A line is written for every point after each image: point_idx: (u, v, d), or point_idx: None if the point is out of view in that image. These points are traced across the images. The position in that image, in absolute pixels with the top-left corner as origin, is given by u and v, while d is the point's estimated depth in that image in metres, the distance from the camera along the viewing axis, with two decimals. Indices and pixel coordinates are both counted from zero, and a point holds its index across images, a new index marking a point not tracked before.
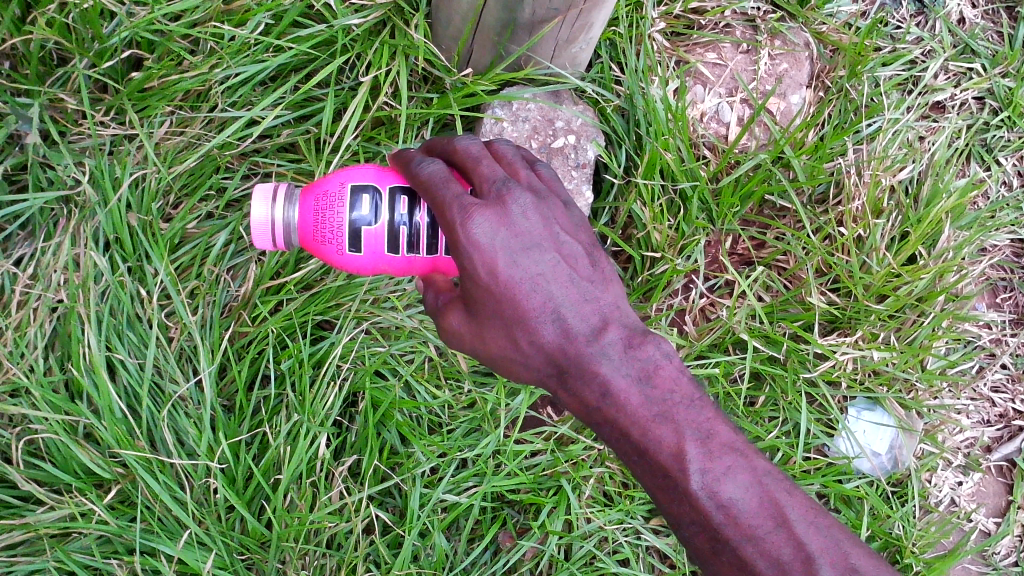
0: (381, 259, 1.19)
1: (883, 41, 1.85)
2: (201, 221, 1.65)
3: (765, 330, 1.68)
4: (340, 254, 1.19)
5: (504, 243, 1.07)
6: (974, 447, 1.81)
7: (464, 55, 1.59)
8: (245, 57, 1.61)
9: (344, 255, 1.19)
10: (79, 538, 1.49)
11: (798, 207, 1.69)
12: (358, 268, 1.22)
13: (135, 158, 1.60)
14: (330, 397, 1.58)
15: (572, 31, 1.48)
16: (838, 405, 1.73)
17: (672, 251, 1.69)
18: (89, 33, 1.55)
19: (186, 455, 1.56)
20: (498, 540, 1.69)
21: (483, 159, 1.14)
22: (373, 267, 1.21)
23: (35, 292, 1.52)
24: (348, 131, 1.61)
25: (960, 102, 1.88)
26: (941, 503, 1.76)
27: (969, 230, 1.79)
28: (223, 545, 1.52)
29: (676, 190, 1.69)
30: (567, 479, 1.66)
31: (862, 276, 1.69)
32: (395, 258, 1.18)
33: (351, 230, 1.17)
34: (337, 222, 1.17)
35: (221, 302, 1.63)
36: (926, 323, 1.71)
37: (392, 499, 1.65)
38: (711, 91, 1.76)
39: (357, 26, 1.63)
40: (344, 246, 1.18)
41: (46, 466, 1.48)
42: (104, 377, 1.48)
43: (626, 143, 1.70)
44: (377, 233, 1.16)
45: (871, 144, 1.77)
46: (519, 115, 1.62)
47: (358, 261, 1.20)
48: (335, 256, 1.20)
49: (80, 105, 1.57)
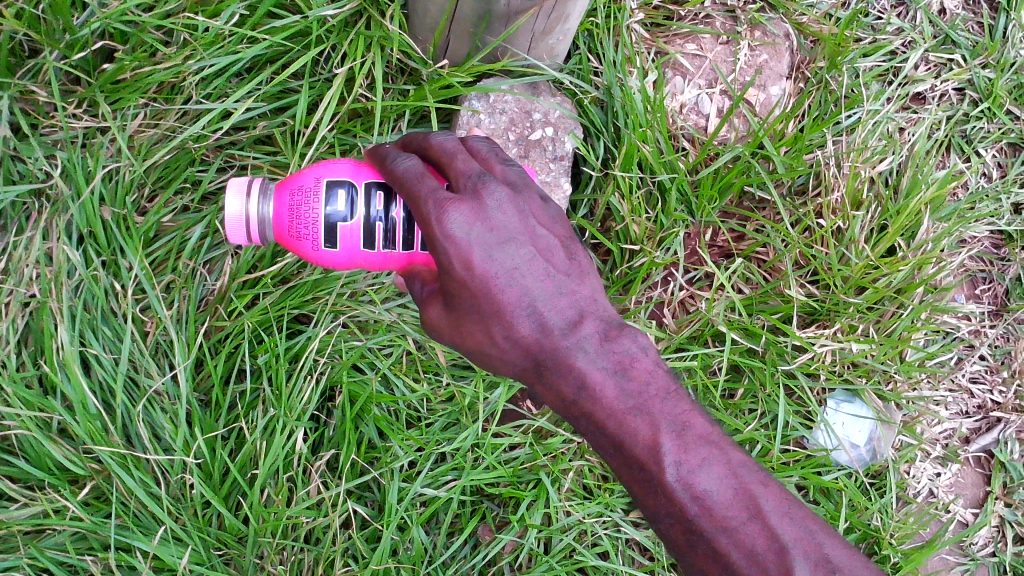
0: (357, 255, 1.17)
1: (863, 32, 1.85)
2: (176, 214, 1.64)
3: (744, 322, 1.67)
4: (315, 249, 1.18)
5: (480, 237, 1.06)
6: (953, 438, 1.81)
7: (440, 46, 1.57)
8: (219, 48, 1.58)
9: (320, 251, 1.18)
10: (53, 535, 1.48)
11: (776, 199, 1.68)
12: (333, 264, 1.20)
13: (109, 151, 1.58)
14: (306, 391, 1.57)
15: (549, 22, 1.47)
16: (818, 397, 1.73)
17: (651, 244, 1.68)
18: (59, 23, 1.52)
19: (162, 450, 1.55)
20: (477, 534, 1.69)
21: (458, 153, 1.12)
22: (349, 263, 1.19)
23: (7, 287, 1.50)
24: (323, 123, 1.59)
25: (941, 93, 1.88)
26: (919, 494, 1.77)
27: (948, 222, 1.78)
28: (200, 540, 1.52)
29: (654, 182, 1.68)
30: (546, 473, 1.65)
31: (840, 269, 1.69)
32: (372, 253, 1.17)
33: (326, 226, 1.15)
34: (312, 217, 1.16)
35: (196, 296, 1.62)
36: (904, 315, 1.71)
37: (370, 493, 1.64)
38: (690, 82, 1.75)
39: (332, 17, 1.60)
40: (320, 241, 1.16)
41: (19, 463, 1.46)
42: (78, 372, 1.47)
43: (604, 135, 1.69)
44: (352, 228, 1.15)
45: (851, 136, 1.77)
46: (496, 107, 1.61)
47: (334, 257, 1.18)
48: (310, 251, 1.18)
49: (51, 97, 1.55)
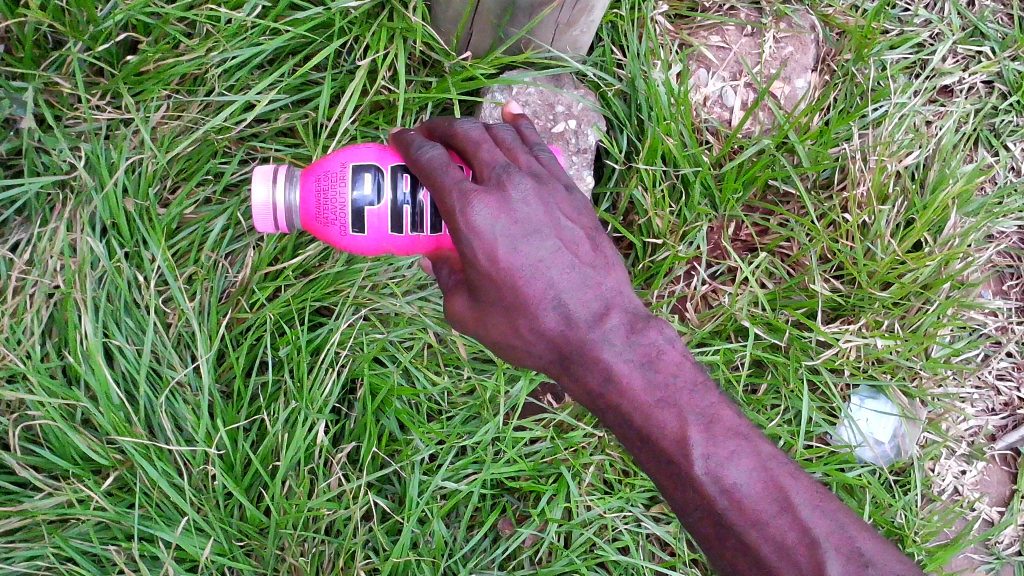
0: (385, 239, 1.16)
1: (890, 24, 1.83)
2: (199, 206, 1.64)
3: (768, 317, 1.66)
4: (339, 233, 1.17)
5: (504, 230, 1.05)
6: (978, 436, 1.79)
7: (463, 38, 1.56)
8: (241, 40, 1.59)
9: (348, 236, 1.17)
10: (77, 525, 1.49)
11: (802, 193, 1.67)
12: (360, 249, 1.19)
13: (132, 142, 1.59)
14: (328, 383, 1.58)
15: (572, 14, 1.45)
16: (842, 393, 1.70)
17: (674, 238, 1.66)
18: (83, 15, 1.52)
19: (185, 442, 1.56)
20: (497, 527, 1.68)
21: (484, 143, 1.12)
22: (377, 248, 1.18)
23: (32, 278, 1.51)
24: (346, 115, 1.60)
25: (968, 86, 1.86)
26: (944, 492, 1.75)
27: (975, 217, 1.75)
28: (221, 531, 1.52)
29: (678, 175, 1.66)
30: (567, 467, 1.65)
31: (866, 264, 1.66)
32: (396, 238, 1.16)
33: (353, 211, 1.15)
34: (340, 202, 1.15)
35: (219, 288, 1.62)
36: (931, 311, 1.68)
37: (391, 486, 1.63)
38: (714, 75, 1.73)
39: (354, 8, 1.60)
40: (348, 226, 1.16)
41: (44, 452, 1.47)
42: (101, 363, 1.48)
43: (628, 128, 1.67)
44: (380, 213, 1.14)
45: (877, 129, 1.75)
46: (519, 99, 1.60)
47: (362, 242, 1.18)
48: (338, 237, 1.18)
49: (76, 89, 1.56)
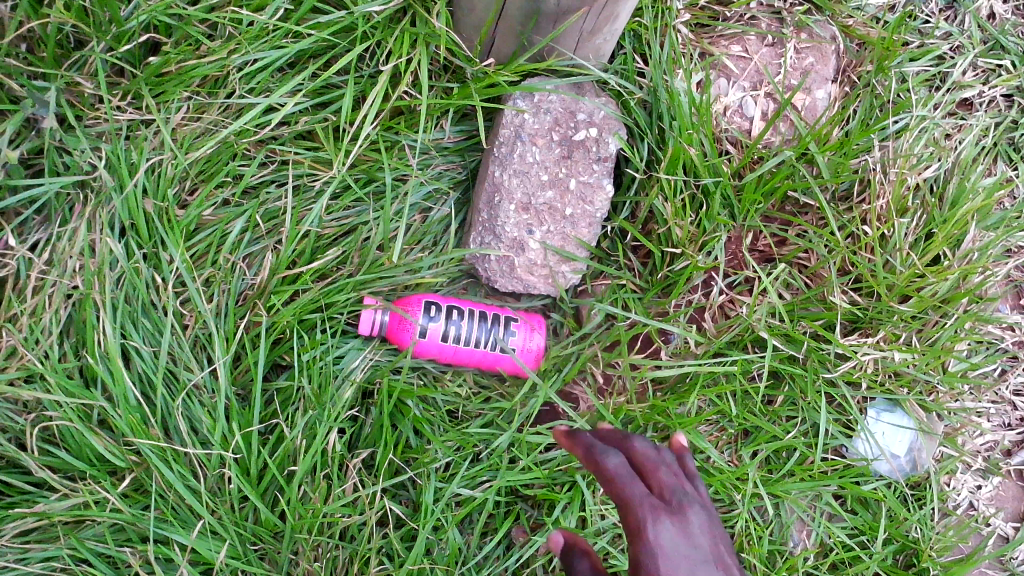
0: (466, 357, 1.63)
1: (911, 36, 1.82)
2: (217, 208, 1.64)
3: (786, 328, 1.66)
4: (425, 356, 1.63)
5: (686, 556, 0.99)
6: (994, 450, 1.77)
7: (485, 44, 1.57)
8: (264, 42, 1.59)
9: (435, 351, 1.61)
10: (93, 526, 1.49)
11: (821, 203, 1.66)
12: (447, 358, 1.63)
13: (152, 143, 1.58)
14: (346, 392, 1.58)
15: (597, 22, 1.45)
16: (858, 406, 1.70)
17: (693, 248, 1.66)
18: (106, 15, 1.52)
19: (200, 444, 1.55)
20: (511, 535, 1.68)
21: (664, 465, 1.09)
22: (460, 359, 1.64)
23: (51, 278, 1.50)
24: (368, 121, 1.61)
25: (988, 99, 1.85)
26: (958, 506, 1.74)
27: (996, 231, 1.74)
28: (236, 534, 1.53)
29: (698, 185, 1.66)
30: (582, 475, 1.64)
31: (885, 276, 1.66)
32: (466, 355, 1.62)
33: (445, 338, 1.60)
34: (436, 332, 1.59)
35: (236, 290, 1.61)
36: (949, 324, 1.67)
37: (405, 492, 1.64)
38: (734, 85, 1.73)
39: (377, 13, 1.59)
40: (436, 346, 1.61)
41: (61, 454, 1.47)
42: (119, 364, 1.48)
43: (648, 136, 1.67)
44: (467, 343, 1.60)
45: (897, 142, 1.74)
46: (541, 107, 1.59)
47: (449, 354, 1.63)
48: (429, 351, 1.62)
49: (98, 89, 1.55)
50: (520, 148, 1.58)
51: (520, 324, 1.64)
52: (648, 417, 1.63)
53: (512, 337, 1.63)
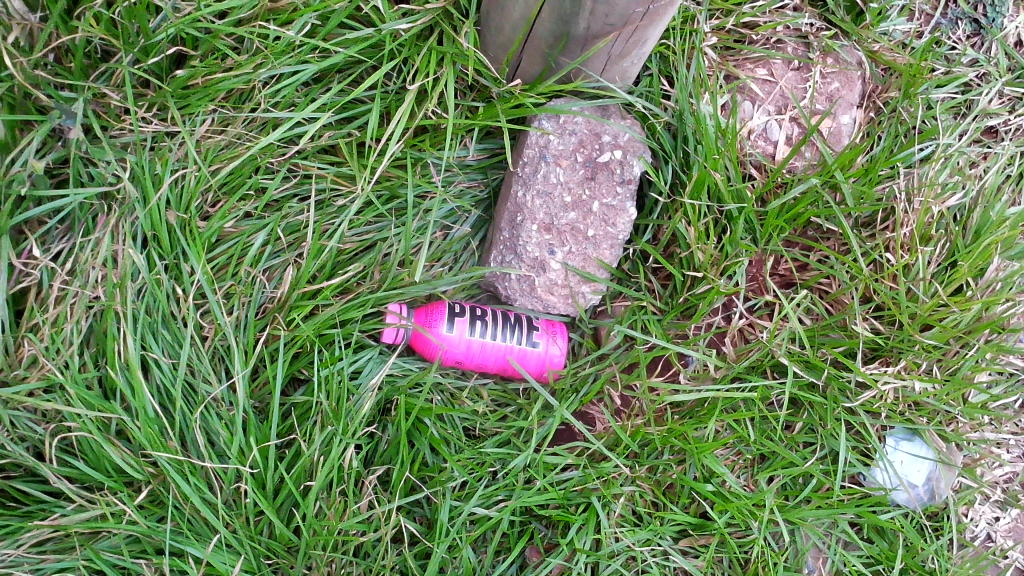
0: (491, 361, 1.63)
1: (938, 63, 1.82)
2: (239, 221, 1.64)
3: (807, 355, 1.65)
4: (447, 357, 1.62)
5: None
6: (1013, 482, 1.76)
7: (512, 65, 1.59)
8: (289, 57, 1.59)
9: (461, 356, 1.62)
10: (108, 537, 1.49)
11: (845, 230, 1.66)
12: (472, 365, 1.64)
13: (177, 155, 1.58)
14: (363, 407, 1.56)
15: (626, 46, 1.46)
16: (877, 434, 1.69)
17: (715, 272, 1.65)
18: (135, 27, 1.53)
19: (217, 457, 1.55)
20: (525, 555, 1.67)
21: None
22: (484, 365, 1.64)
23: (73, 289, 1.51)
24: (394, 138, 1.60)
25: (1015, 127, 1.84)
26: (976, 538, 1.73)
27: (1020, 261, 1.72)
28: (250, 548, 1.52)
29: (721, 210, 1.66)
30: (598, 497, 1.62)
31: (908, 305, 1.65)
32: (490, 354, 1.62)
33: (471, 342, 1.60)
34: (462, 337, 1.60)
35: (256, 303, 1.60)
36: (970, 354, 1.66)
37: (420, 509, 1.63)
38: (759, 108, 1.72)
39: (405, 31, 1.61)
40: (462, 351, 1.61)
41: (79, 465, 1.47)
42: (138, 376, 1.48)
43: (672, 159, 1.67)
44: (493, 346, 1.61)
45: (922, 169, 1.73)
46: (566, 129, 1.59)
47: (474, 361, 1.63)
48: (454, 357, 1.62)
49: (124, 101, 1.55)
50: (545, 168, 1.59)
51: (542, 329, 1.66)
52: (665, 439, 1.62)
53: (536, 339, 1.64)
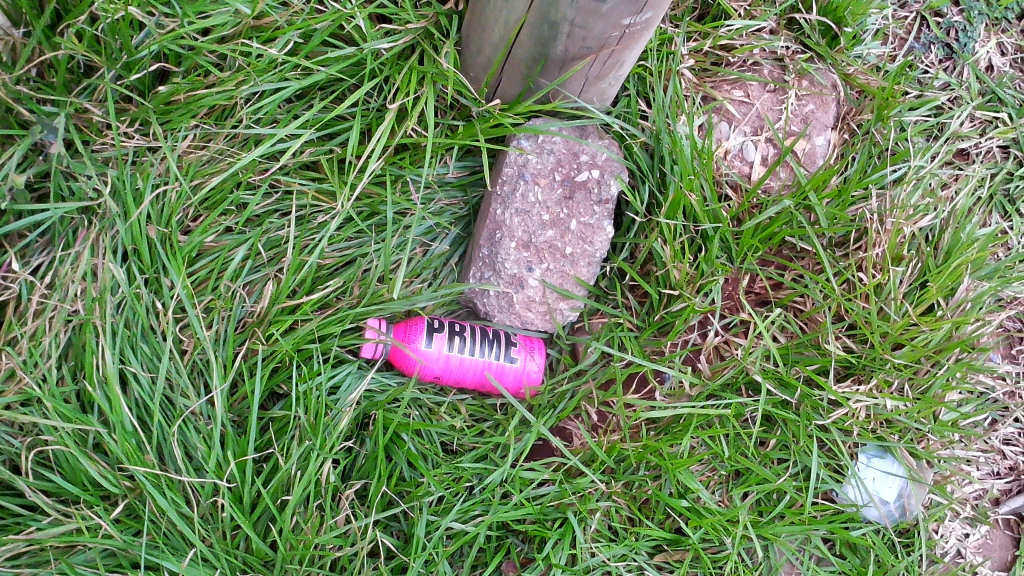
0: (469, 377, 1.65)
1: (911, 86, 1.86)
2: (220, 235, 1.65)
3: (780, 372, 1.67)
4: (425, 372, 1.64)
5: None
6: (982, 499, 1.79)
7: (492, 83, 1.61)
8: (271, 75, 1.61)
9: (438, 372, 1.64)
10: (83, 551, 1.49)
11: (818, 251, 1.69)
12: (450, 380, 1.65)
13: (158, 169, 1.59)
14: (341, 423, 1.58)
15: (603, 68, 1.49)
16: (849, 451, 1.71)
17: (690, 290, 1.68)
18: (118, 44, 1.54)
19: (194, 471, 1.55)
20: (501, 569, 1.67)
21: None
22: (463, 380, 1.66)
23: (52, 302, 1.51)
24: (374, 156, 1.63)
25: (985, 150, 1.88)
26: (946, 554, 1.75)
27: (989, 281, 1.75)
28: (226, 562, 1.52)
29: (697, 230, 1.69)
30: (573, 512, 1.64)
31: (879, 324, 1.68)
32: (467, 370, 1.64)
33: (449, 358, 1.62)
34: (439, 352, 1.62)
35: (236, 317, 1.61)
36: (940, 373, 1.69)
37: (397, 524, 1.64)
38: (736, 129, 1.75)
39: (386, 50, 1.65)
40: (440, 367, 1.63)
41: (55, 478, 1.47)
42: (116, 390, 1.48)
43: (649, 179, 1.71)
44: (470, 362, 1.63)
45: (895, 190, 1.77)
46: (544, 148, 1.62)
47: (452, 376, 1.65)
48: (432, 373, 1.64)
49: (106, 116, 1.56)
50: (523, 188, 1.61)
51: (520, 345, 1.68)
52: (640, 455, 1.64)
53: (513, 355, 1.66)
